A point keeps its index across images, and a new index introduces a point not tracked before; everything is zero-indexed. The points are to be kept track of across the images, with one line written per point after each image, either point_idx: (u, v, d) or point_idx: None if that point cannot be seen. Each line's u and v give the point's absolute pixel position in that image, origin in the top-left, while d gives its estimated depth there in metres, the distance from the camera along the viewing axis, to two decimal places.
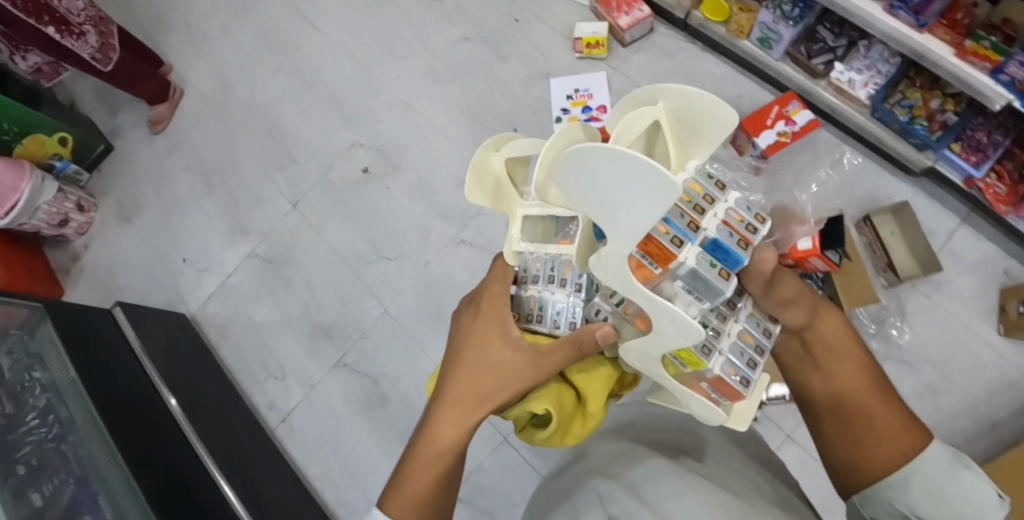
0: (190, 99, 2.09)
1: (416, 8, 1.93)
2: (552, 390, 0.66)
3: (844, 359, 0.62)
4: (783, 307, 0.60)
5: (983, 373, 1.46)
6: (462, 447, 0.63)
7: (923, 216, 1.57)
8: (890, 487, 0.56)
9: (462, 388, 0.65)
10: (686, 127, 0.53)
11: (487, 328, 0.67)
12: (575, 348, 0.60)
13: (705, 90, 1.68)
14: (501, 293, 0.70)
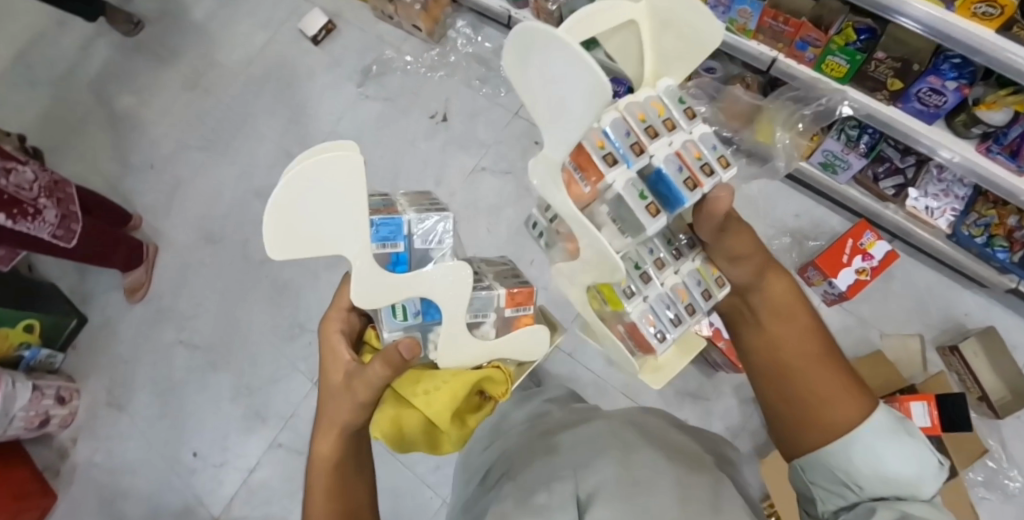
0: (167, 254, 1.84)
1: (420, 135, 1.73)
2: (391, 414, 0.79)
3: (790, 322, 0.70)
4: (750, 266, 0.74)
5: None
6: (344, 455, 0.70)
7: (1004, 329, 1.46)
8: (831, 452, 0.61)
9: (328, 427, 0.70)
10: (666, 34, 0.63)
11: (337, 360, 0.73)
12: (384, 366, 0.64)
13: (756, 215, 1.55)
14: (340, 327, 0.76)
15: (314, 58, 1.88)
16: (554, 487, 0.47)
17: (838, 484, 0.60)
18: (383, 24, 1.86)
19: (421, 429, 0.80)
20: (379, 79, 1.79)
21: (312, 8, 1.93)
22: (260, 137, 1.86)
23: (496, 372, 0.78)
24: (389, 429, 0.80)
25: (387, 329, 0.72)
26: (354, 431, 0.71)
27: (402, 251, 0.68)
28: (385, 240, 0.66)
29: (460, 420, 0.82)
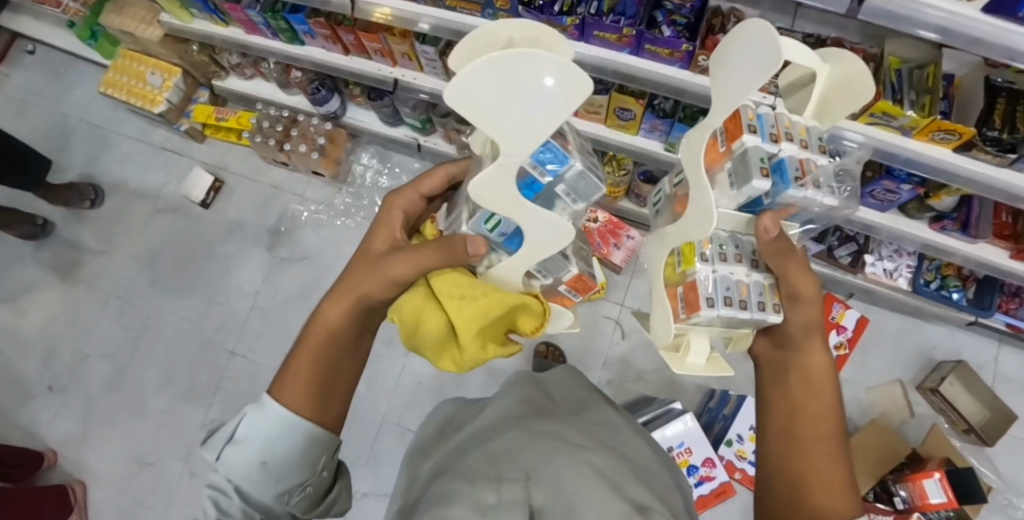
0: (93, 491, 1.55)
1: None
2: (421, 300, 0.68)
3: (816, 391, 0.65)
4: (798, 312, 0.71)
5: None
6: (357, 323, 0.64)
7: (965, 350, 1.52)
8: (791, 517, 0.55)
9: (346, 293, 0.64)
10: (830, 95, 0.67)
11: (385, 235, 0.71)
12: (442, 254, 0.63)
13: None
14: (404, 207, 0.74)
15: (209, 224, 1.65)
16: (504, 489, 0.46)
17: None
18: (277, 170, 1.65)
19: (439, 336, 0.68)
20: (291, 236, 1.59)
21: (192, 167, 1.69)
22: (171, 327, 1.60)
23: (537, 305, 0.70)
24: (414, 315, 0.68)
25: (468, 221, 0.67)
26: (367, 317, 0.66)
27: (543, 181, 0.59)
28: (541, 164, 0.57)
29: (482, 340, 0.69)
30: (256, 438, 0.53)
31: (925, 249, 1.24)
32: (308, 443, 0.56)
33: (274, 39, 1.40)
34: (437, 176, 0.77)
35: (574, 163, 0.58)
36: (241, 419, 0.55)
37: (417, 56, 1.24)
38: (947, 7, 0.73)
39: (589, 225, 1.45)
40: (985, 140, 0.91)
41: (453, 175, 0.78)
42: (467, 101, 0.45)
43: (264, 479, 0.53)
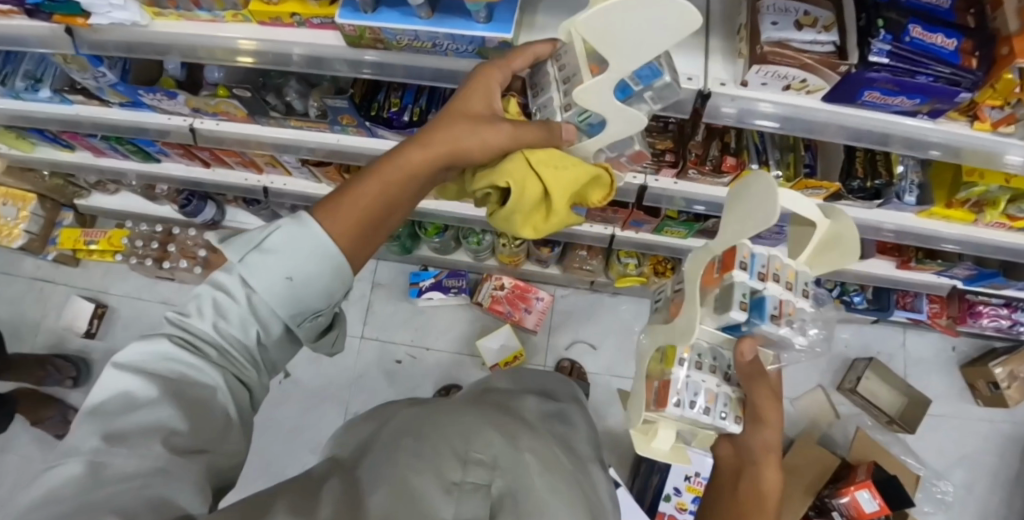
0: None
1: (269, 405, 1.46)
2: (517, 167, 0.57)
3: (770, 482, 0.72)
4: (772, 418, 0.69)
5: (991, 446, 1.56)
6: (439, 170, 0.55)
7: (874, 341, 1.60)
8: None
9: (439, 139, 0.55)
10: (824, 248, 0.63)
11: (484, 87, 0.57)
12: (545, 132, 0.56)
13: None
14: (504, 71, 0.58)
15: (96, 357, 1.50)
16: (468, 471, 0.45)
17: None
18: (165, 285, 1.55)
19: (531, 204, 0.59)
20: None
21: (69, 296, 1.55)
22: None
23: (610, 177, 0.62)
24: (512, 181, 0.57)
25: (563, 107, 0.59)
26: (449, 168, 0.57)
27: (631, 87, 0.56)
28: (638, 78, 0.55)
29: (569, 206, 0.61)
30: (288, 250, 0.46)
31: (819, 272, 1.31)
32: (333, 273, 0.49)
33: (127, 159, 1.28)
34: (526, 53, 0.58)
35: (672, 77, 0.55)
36: (276, 228, 0.47)
37: (280, 165, 1.17)
38: (789, 102, 0.74)
39: (496, 293, 1.46)
40: (852, 191, 0.96)
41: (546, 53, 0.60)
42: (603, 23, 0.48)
43: (284, 295, 0.47)
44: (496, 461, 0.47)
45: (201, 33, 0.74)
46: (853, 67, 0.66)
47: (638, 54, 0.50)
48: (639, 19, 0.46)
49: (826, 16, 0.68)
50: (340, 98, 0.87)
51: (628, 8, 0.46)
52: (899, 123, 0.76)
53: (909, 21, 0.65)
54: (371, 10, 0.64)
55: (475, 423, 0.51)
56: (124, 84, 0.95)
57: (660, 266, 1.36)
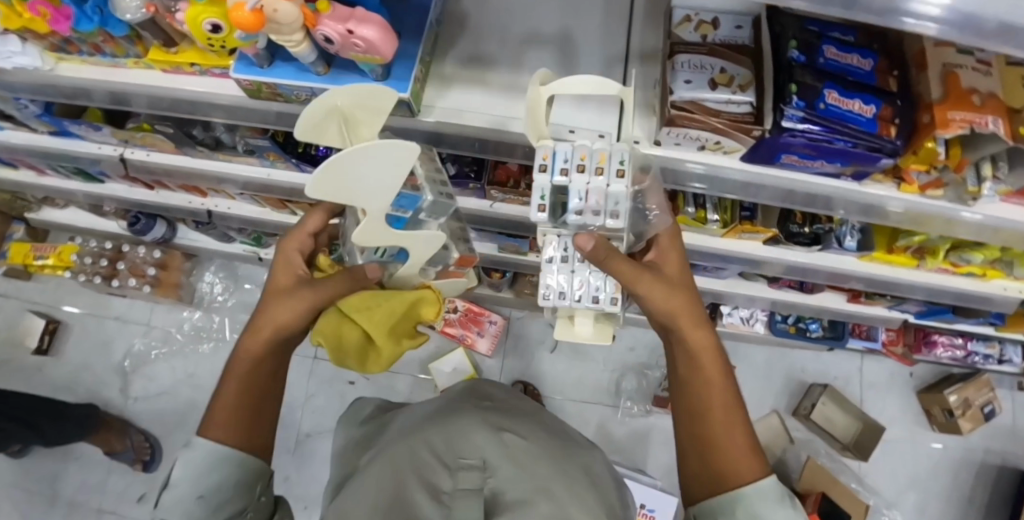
0: None
1: None
2: (335, 320, 0.71)
3: (705, 352, 0.66)
4: (673, 296, 0.67)
5: (945, 472, 1.57)
6: (285, 341, 0.65)
7: (829, 366, 1.62)
8: (717, 505, 0.57)
9: (263, 324, 0.64)
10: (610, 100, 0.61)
11: (287, 266, 0.68)
12: (353, 280, 0.67)
13: (598, 360, 1.55)
14: (299, 247, 0.69)
15: (51, 373, 1.52)
16: (459, 476, 0.53)
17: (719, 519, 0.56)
18: (118, 300, 1.57)
19: (357, 348, 0.74)
20: (142, 373, 1.51)
21: (23, 310, 1.56)
22: (24, 496, 1.45)
23: (433, 294, 0.73)
24: (330, 336, 0.72)
25: (361, 251, 0.71)
26: (290, 342, 0.66)
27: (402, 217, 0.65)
28: (401, 207, 0.63)
29: (396, 336, 0.74)
30: (191, 476, 0.55)
31: (771, 305, 1.32)
32: (241, 471, 0.57)
33: (70, 180, 1.25)
34: (320, 211, 0.70)
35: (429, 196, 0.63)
36: (176, 461, 0.56)
37: (223, 193, 1.16)
38: (704, 161, 0.71)
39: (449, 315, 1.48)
40: (791, 236, 0.97)
41: (337, 209, 0.71)
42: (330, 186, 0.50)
43: (202, 512, 0.54)
44: (485, 463, 0.54)
45: (102, 78, 0.76)
46: (767, 132, 0.63)
47: (379, 191, 0.54)
48: (352, 173, 0.49)
49: (743, 74, 0.64)
50: (263, 138, 0.88)
51: (345, 169, 0.48)
52: (823, 185, 0.73)
53: (826, 86, 0.61)
54: (267, 64, 0.63)
55: (476, 425, 0.59)
56: (48, 116, 0.92)
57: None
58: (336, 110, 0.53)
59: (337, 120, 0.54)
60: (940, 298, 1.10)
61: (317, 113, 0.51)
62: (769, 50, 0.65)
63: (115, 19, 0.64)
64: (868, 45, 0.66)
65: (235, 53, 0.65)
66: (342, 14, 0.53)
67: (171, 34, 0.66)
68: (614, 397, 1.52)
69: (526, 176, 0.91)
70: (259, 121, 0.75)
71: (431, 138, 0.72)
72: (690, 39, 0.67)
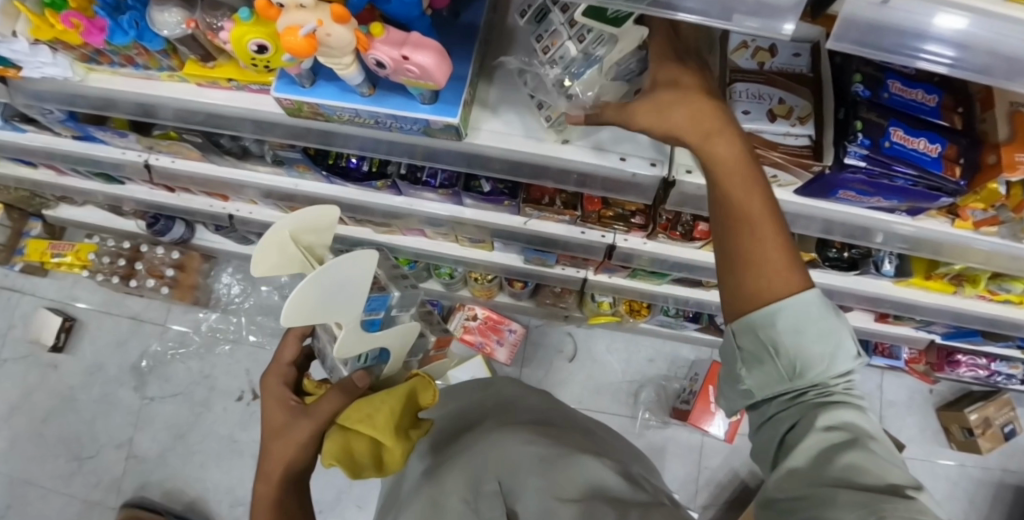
0: None
1: (235, 425, 1.47)
2: (339, 438, 0.61)
3: (735, 165, 0.48)
4: (673, 109, 0.49)
5: (961, 490, 1.56)
6: (296, 475, 0.62)
7: None
8: (760, 321, 0.46)
9: (271, 468, 0.62)
10: None
11: (278, 400, 0.66)
12: (344, 392, 0.63)
13: (616, 371, 1.54)
14: (283, 380, 0.69)
15: (68, 371, 1.52)
16: (482, 506, 0.55)
17: (762, 355, 0.46)
18: (133, 300, 1.56)
19: (370, 458, 0.62)
20: (158, 374, 1.51)
21: (37, 307, 1.56)
22: (40, 493, 1.44)
23: (425, 376, 0.65)
24: (339, 458, 0.61)
25: (343, 362, 0.70)
26: (302, 475, 0.64)
27: (377, 317, 0.66)
28: (374, 309, 0.66)
29: (405, 433, 0.62)
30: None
31: None
32: None
33: (89, 180, 1.24)
34: (292, 337, 0.71)
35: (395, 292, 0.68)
36: None
37: (244, 198, 1.14)
38: None
39: (468, 323, 1.50)
40: (828, 260, 0.96)
41: (308, 331, 0.72)
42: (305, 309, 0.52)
43: None
44: (503, 485, 0.57)
45: (138, 89, 0.74)
46: (826, 168, 0.63)
47: (350, 296, 0.56)
48: (329, 284, 0.52)
49: (803, 105, 0.63)
50: (294, 151, 0.85)
51: (319, 282, 0.51)
52: (877, 217, 0.73)
53: (891, 123, 0.61)
54: (309, 83, 0.60)
55: (507, 443, 0.63)
56: (73, 121, 0.91)
57: (635, 306, 1.39)
58: (290, 237, 0.53)
59: (294, 247, 0.53)
60: (971, 324, 1.07)
61: (274, 245, 0.51)
62: (828, 81, 0.64)
63: (152, 33, 0.62)
64: (929, 79, 0.65)
65: (275, 70, 0.63)
66: (396, 38, 0.51)
67: (210, 50, 0.63)
68: (632, 409, 1.51)
69: (561, 194, 0.89)
70: (292, 138, 0.73)
71: (471, 155, 0.71)
72: (746, 67, 0.66)
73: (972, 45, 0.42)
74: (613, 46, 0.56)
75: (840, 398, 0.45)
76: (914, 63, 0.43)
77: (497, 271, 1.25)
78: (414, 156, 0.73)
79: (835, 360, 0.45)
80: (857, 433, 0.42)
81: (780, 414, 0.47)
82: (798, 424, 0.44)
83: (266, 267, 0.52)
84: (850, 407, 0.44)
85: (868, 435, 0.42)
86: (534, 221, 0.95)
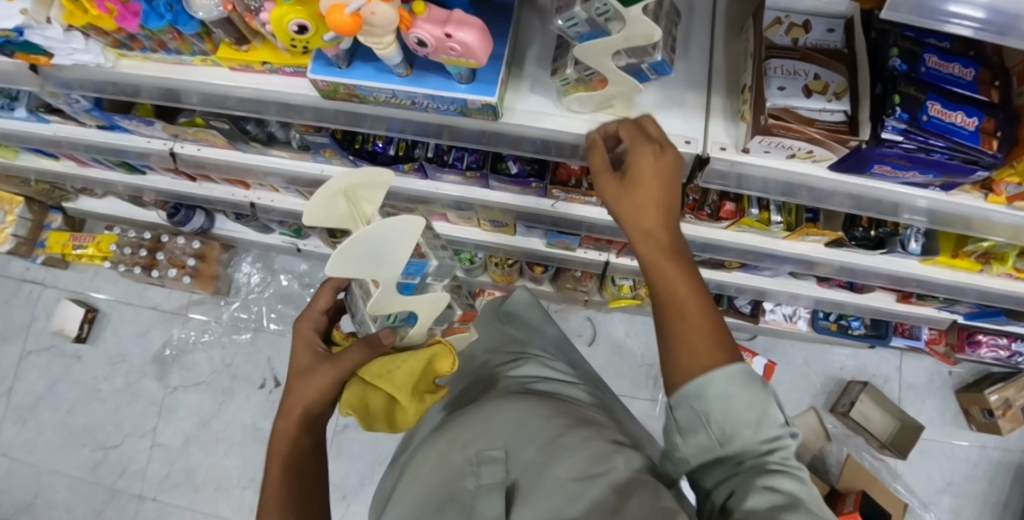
0: None
1: (258, 413, 1.48)
2: (358, 390, 0.62)
3: (664, 251, 0.52)
4: (620, 189, 0.55)
5: (980, 472, 1.57)
6: (314, 418, 0.61)
7: (866, 365, 1.64)
8: (693, 391, 0.45)
9: (292, 405, 0.60)
10: None
11: (306, 343, 0.66)
12: (369, 347, 0.61)
13: (635, 354, 1.56)
14: (313, 326, 0.68)
15: (92, 361, 1.54)
16: (482, 472, 0.52)
17: (694, 427, 0.46)
18: (155, 291, 1.58)
19: (382, 413, 0.63)
20: (181, 363, 1.52)
21: (60, 299, 1.59)
22: (66, 482, 1.47)
23: (446, 345, 0.63)
24: (354, 408, 0.62)
25: (372, 318, 0.66)
26: (321, 419, 0.62)
27: (414, 282, 0.62)
28: (410, 275, 0.60)
29: (420, 395, 0.63)
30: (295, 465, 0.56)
31: (818, 301, 1.33)
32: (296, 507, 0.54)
33: (111, 170, 1.25)
34: (326, 291, 0.69)
35: (434, 261, 0.62)
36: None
37: (266, 186, 1.15)
38: (793, 169, 0.70)
39: None
40: (855, 239, 0.96)
41: (343, 284, 0.70)
42: (340, 266, 0.48)
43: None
44: (508, 455, 0.53)
45: (170, 75, 0.74)
46: (863, 143, 0.61)
47: (392, 259, 0.53)
48: (360, 246, 0.48)
49: (838, 81, 0.62)
50: (322, 135, 0.85)
51: (362, 246, 0.48)
52: (911, 195, 0.72)
53: (928, 96, 0.59)
54: (345, 65, 0.60)
55: (524, 415, 0.59)
56: (99, 111, 0.91)
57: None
58: (342, 191, 0.50)
59: (343, 201, 0.51)
60: (998, 303, 1.07)
61: (326, 198, 0.48)
62: (865, 56, 0.62)
63: (187, 16, 0.62)
64: (966, 53, 0.64)
65: (311, 53, 0.63)
66: (438, 16, 0.51)
67: (244, 33, 0.63)
68: (651, 391, 1.53)
69: (588, 175, 0.90)
70: (321, 121, 0.73)
71: (504, 137, 0.71)
72: (781, 43, 0.65)
73: (998, 7, 0.45)
74: (621, 26, 0.51)
75: (777, 467, 0.42)
76: (942, 27, 0.48)
77: (519, 256, 1.26)
78: (443, 138, 0.73)
79: (764, 428, 0.43)
80: (794, 496, 0.39)
81: (723, 488, 0.44)
82: (738, 492, 0.41)
83: (312, 215, 0.48)
84: (788, 476, 0.41)
85: (811, 505, 0.38)
86: (561, 204, 0.95)
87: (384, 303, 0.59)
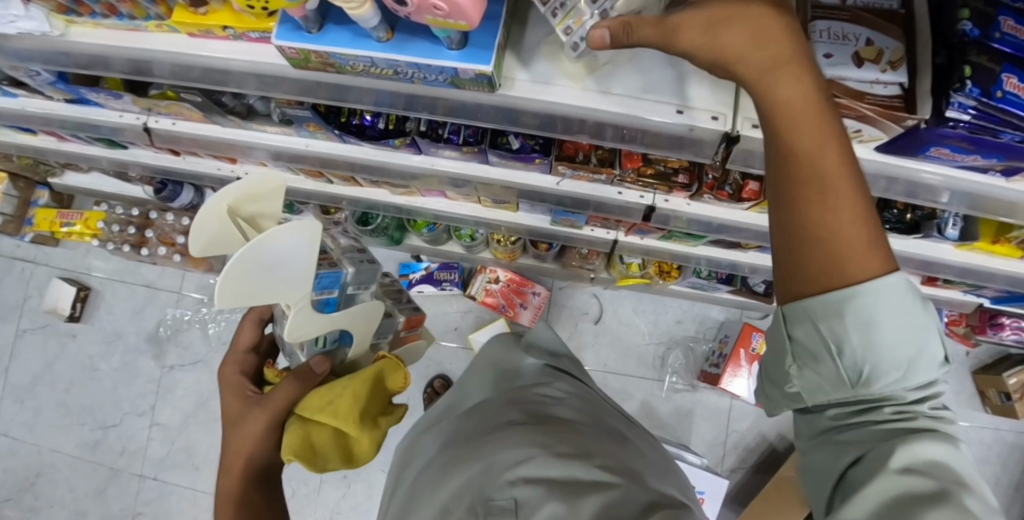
0: None
1: None
2: (299, 430, 0.55)
3: (800, 109, 0.38)
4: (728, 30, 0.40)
5: (996, 455, 1.51)
6: (262, 467, 0.56)
7: None
8: (824, 310, 0.38)
9: (232, 459, 0.55)
10: None
11: (235, 390, 0.61)
12: (302, 381, 0.57)
13: (642, 333, 1.51)
14: (239, 369, 0.63)
15: (88, 340, 1.51)
16: None
17: (819, 353, 0.39)
18: (148, 268, 1.54)
19: (334, 450, 0.57)
20: (176, 341, 1.49)
21: (52, 277, 1.55)
22: (67, 461, 1.46)
23: (392, 358, 0.63)
24: (299, 453, 0.54)
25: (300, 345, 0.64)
26: (270, 471, 0.57)
27: (335, 296, 0.61)
28: (327, 288, 0.60)
29: (373, 421, 0.59)
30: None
31: None
32: None
33: (91, 146, 1.18)
34: (249, 324, 0.65)
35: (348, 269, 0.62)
36: None
37: (252, 161, 1.08)
38: None
39: (490, 286, 1.47)
40: (889, 222, 0.87)
41: (266, 315, 0.66)
42: (241, 280, 0.47)
43: None
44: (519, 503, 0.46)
45: (128, 43, 0.66)
46: (921, 122, 0.52)
47: (297, 272, 0.51)
48: (259, 257, 0.47)
49: (896, 47, 0.53)
50: (303, 108, 0.77)
51: (255, 260, 0.47)
52: (966, 178, 0.63)
53: (1004, 69, 0.49)
54: (316, 29, 0.52)
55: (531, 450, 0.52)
56: (63, 84, 0.84)
57: (664, 267, 1.35)
58: (229, 211, 0.49)
59: (233, 223, 0.49)
60: None
61: (213, 218, 0.47)
62: (925, 20, 0.55)
63: None
64: None
65: (276, 14, 0.55)
66: None
67: None
68: (659, 371, 1.48)
69: (596, 150, 0.82)
70: (298, 94, 0.66)
71: (503, 109, 0.63)
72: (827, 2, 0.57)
73: None
74: None
75: (923, 424, 0.37)
76: None
77: (522, 233, 1.19)
78: (437, 112, 0.65)
79: (912, 372, 0.38)
80: (946, 485, 0.33)
81: (844, 434, 0.39)
82: (865, 459, 0.37)
83: (196, 240, 0.47)
84: (941, 442, 0.36)
85: (964, 478, 0.34)
86: (566, 181, 0.87)
87: (302, 324, 0.57)
